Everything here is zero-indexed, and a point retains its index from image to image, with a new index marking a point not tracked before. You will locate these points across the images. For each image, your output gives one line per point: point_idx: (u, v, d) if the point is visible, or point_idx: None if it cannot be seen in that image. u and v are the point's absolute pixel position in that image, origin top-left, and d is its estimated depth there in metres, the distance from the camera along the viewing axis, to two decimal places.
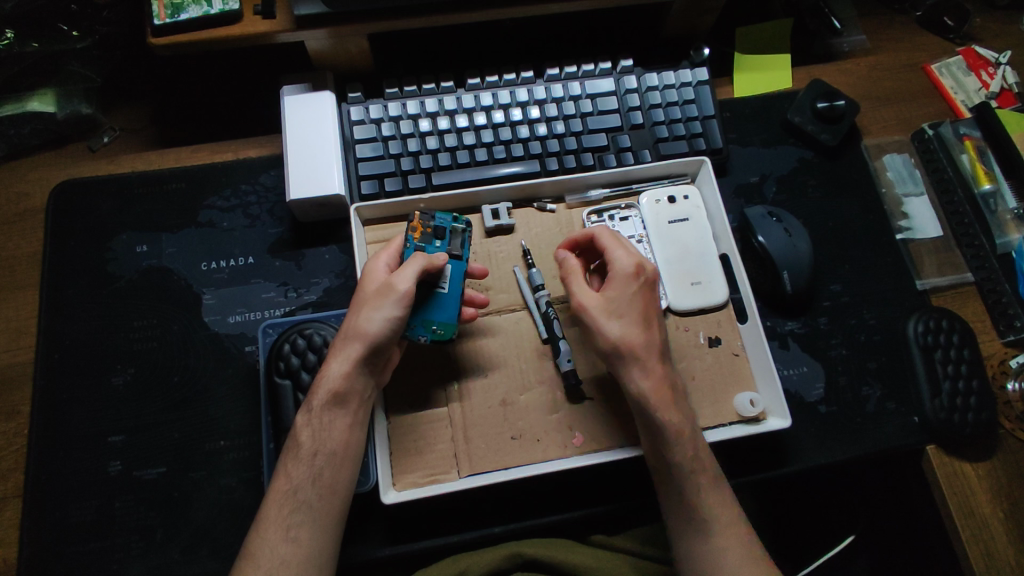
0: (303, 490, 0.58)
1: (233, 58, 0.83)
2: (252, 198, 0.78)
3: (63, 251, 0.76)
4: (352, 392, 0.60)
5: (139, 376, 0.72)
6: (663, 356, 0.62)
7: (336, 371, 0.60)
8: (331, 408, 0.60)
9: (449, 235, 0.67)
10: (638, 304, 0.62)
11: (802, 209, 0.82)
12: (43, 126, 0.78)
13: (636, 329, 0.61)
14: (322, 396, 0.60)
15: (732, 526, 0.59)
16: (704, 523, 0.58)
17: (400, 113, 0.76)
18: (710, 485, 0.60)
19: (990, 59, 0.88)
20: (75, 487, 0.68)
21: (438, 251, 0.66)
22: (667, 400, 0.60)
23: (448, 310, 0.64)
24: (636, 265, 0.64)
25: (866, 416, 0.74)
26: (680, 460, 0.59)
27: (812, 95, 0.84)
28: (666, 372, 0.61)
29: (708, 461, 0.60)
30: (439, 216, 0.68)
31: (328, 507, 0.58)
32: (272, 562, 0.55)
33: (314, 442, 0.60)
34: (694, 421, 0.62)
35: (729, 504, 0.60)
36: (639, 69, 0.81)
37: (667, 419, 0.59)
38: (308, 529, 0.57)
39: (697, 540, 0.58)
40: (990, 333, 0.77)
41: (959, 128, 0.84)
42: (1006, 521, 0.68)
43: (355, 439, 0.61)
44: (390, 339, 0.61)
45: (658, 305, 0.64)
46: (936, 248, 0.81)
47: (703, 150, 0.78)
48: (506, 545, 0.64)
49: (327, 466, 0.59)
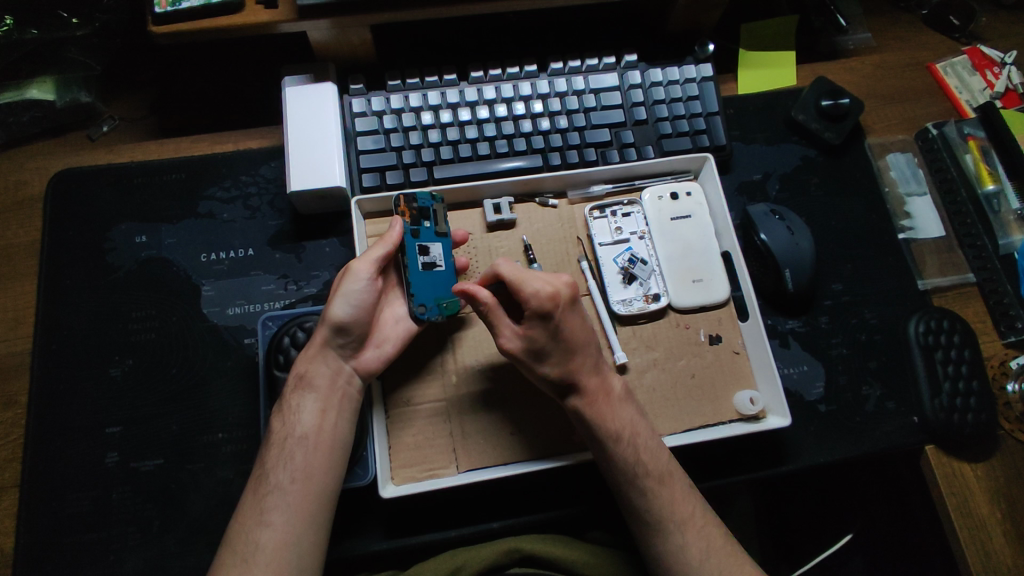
0: (276, 475, 0.58)
1: (235, 48, 0.83)
2: (252, 189, 0.77)
3: (61, 240, 0.75)
4: (319, 375, 0.62)
5: (137, 367, 0.71)
6: (596, 373, 0.62)
7: (306, 354, 0.64)
8: (298, 392, 0.62)
9: (434, 216, 0.69)
10: (566, 333, 0.61)
11: (804, 207, 0.82)
12: (43, 114, 0.77)
13: (563, 359, 0.61)
14: (293, 377, 0.63)
15: (684, 522, 0.59)
16: (659, 524, 0.59)
17: (403, 105, 0.75)
18: (656, 486, 0.59)
19: (996, 59, 0.88)
20: (72, 477, 0.68)
21: (428, 232, 0.68)
22: (604, 409, 0.61)
23: (449, 286, 0.68)
24: (552, 299, 0.59)
25: (866, 415, 0.74)
26: (625, 467, 0.59)
27: (817, 92, 0.83)
28: (600, 383, 0.62)
29: (651, 460, 0.60)
30: (420, 195, 0.68)
31: (303, 491, 0.58)
32: (247, 547, 0.55)
33: (286, 428, 0.61)
34: (635, 421, 0.61)
35: (683, 498, 0.60)
36: (643, 65, 0.81)
37: (605, 425, 0.60)
38: (280, 513, 0.57)
39: (656, 543, 0.59)
40: (991, 335, 0.77)
41: (963, 128, 0.84)
42: (1004, 523, 0.68)
43: (328, 424, 0.61)
44: (352, 319, 0.63)
45: (578, 320, 0.62)
46: (939, 248, 0.81)
47: (706, 147, 0.78)
48: (503, 541, 0.63)
49: (298, 450, 0.59)
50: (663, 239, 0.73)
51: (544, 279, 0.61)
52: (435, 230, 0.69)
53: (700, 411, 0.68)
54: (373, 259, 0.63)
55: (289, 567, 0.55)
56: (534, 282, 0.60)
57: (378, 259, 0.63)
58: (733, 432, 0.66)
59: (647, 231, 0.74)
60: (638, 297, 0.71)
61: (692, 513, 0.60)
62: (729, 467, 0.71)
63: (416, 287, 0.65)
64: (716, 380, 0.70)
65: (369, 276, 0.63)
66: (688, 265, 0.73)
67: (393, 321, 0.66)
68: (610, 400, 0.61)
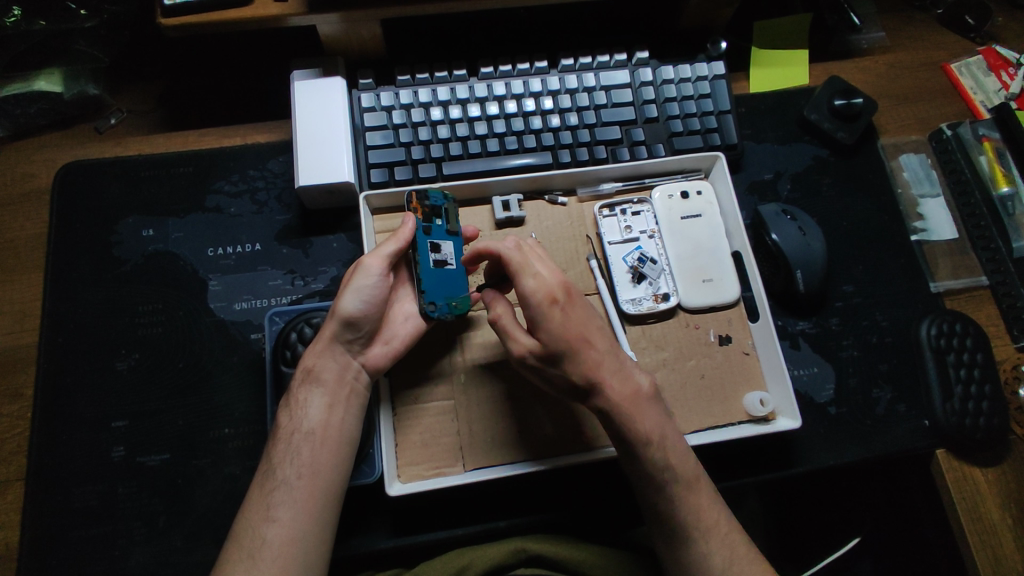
0: (283, 470, 0.58)
1: (243, 41, 0.82)
2: (259, 184, 0.77)
3: (68, 233, 0.75)
4: (327, 370, 0.62)
5: (143, 362, 0.71)
6: (617, 371, 0.59)
7: (315, 348, 0.63)
8: (306, 386, 0.62)
9: (446, 215, 0.68)
10: (569, 329, 0.58)
11: (815, 207, 0.81)
12: (50, 106, 0.77)
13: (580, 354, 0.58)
14: (301, 371, 0.63)
15: (709, 529, 0.59)
16: (685, 530, 0.58)
17: (412, 101, 0.75)
18: (683, 491, 0.59)
19: (1010, 59, 0.87)
20: (77, 472, 0.67)
21: (439, 230, 0.67)
22: (629, 407, 0.58)
23: (461, 286, 0.67)
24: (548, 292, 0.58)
25: (876, 418, 0.73)
26: (651, 469, 0.58)
27: (830, 91, 0.82)
28: (623, 383, 0.59)
29: (679, 465, 0.59)
30: (433, 193, 0.68)
31: (309, 487, 0.57)
32: (253, 542, 0.55)
33: (293, 422, 0.60)
34: (662, 422, 0.60)
35: (707, 504, 0.59)
36: (654, 62, 0.80)
37: (636, 421, 0.58)
38: (286, 509, 0.56)
39: (677, 551, 0.58)
40: (1003, 338, 0.76)
41: (978, 128, 0.82)
42: (1015, 528, 0.67)
43: (335, 420, 0.61)
44: (363, 315, 0.62)
45: (587, 318, 0.60)
46: (952, 250, 0.80)
47: (717, 146, 0.77)
48: (510, 540, 0.63)
49: (305, 445, 0.59)
50: (673, 238, 0.73)
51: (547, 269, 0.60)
52: (447, 228, 0.68)
53: (708, 412, 0.68)
54: (385, 254, 0.63)
55: (294, 563, 0.54)
56: (533, 273, 0.59)
57: (390, 255, 0.63)
58: (743, 434, 0.65)
59: (657, 230, 0.73)
60: (648, 296, 0.71)
61: (717, 519, 0.59)
62: (738, 469, 0.71)
63: (427, 283, 0.64)
64: (724, 381, 0.69)
65: (381, 271, 0.63)
66: (699, 264, 0.72)
67: (402, 317, 0.66)
68: (636, 400, 0.59)
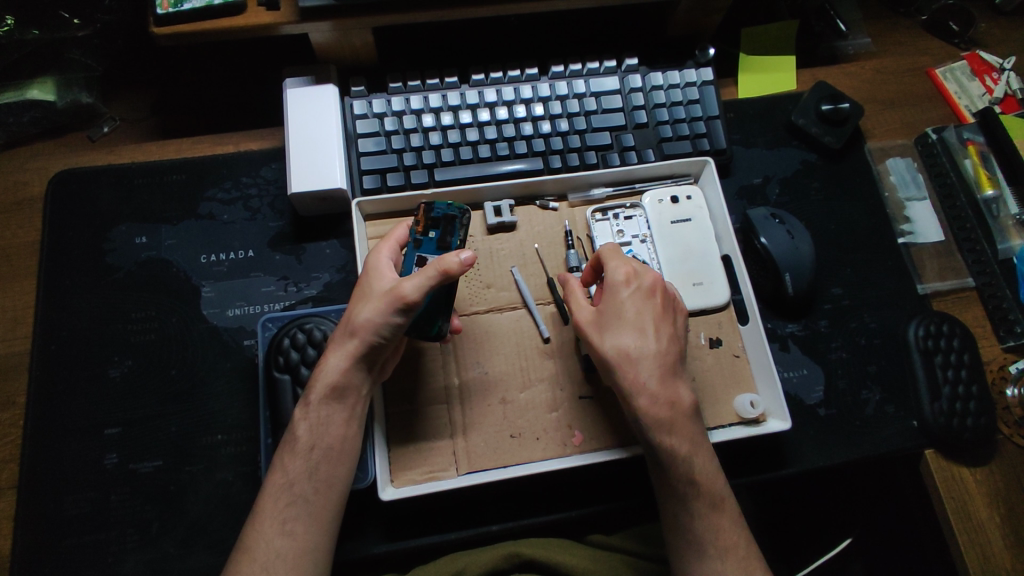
0: (299, 484, 0.58)
1: (236, 49, 0.83)
2: (253, 191, 0.77)
3: (61, 241, 0.75)
4: (350, 386, 0.60)
5: (136, 368, 0.71)
6: (657, 367, 0.59)
7: (334, 365, 0.59)
8: (329, 403, 0.59)
9: (444, 228, 0.65)
10: (632, 313, 0.60)
11: (803, 210, 0.82)
12: (43, 114, 0.77)
13: (626, 338, 0.59)
14: (321, 390, 0.59)
15: (728, 550, 0.57)
16: (699, 545, 0.57)
17: (403, 108, 0.75)
18: (706, 511, 0.58)
19: (995, 64, 0.88)
20: (71, 479, 0.67)
21: (432, 244, 0.65)
22: (665, 416, 0.58)
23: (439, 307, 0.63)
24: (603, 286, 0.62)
25: (866, 418, 0.74)
26: (678, 482, 0.58)
27: (817, 96, 0.84)
28: (665, 385, 0.58)
29: (708, 483, 0.59)
30: (440, 204, 0.66)
31: (324, 500, 0.58)
32: (267, 555, 0.55)
33: (312, 436, 0.59)
34: (695, 439, 0.59)
35: (729, 527, 0.58)
36: (644, 68, 0.81)
37: (668, 440, 0.58)
38: (303, 523, 0.57)
39: (694, 564, 0.57)
40: (990, 339, 0.77)
41: (963, 133, 0.84)
42: (1004, 528, 0.68)
43: (352, 435, 0.60)
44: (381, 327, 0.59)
45: (659, 310, 0.61)
46: (938, 252, 0.81)
47: (706, 151, 0.78)
48: (503, 546, 0.64)
49: (323, 461, 0.59)
50: (664, 243, 0.73)
51: (618, 264, 0.62)
52: (439, 244, 0.65)
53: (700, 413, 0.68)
54: (387, 257, 0.63)
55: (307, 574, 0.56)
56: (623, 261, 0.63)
57: (390, 257, 0.63)
58: (733, 436, 0.66)
59: (649, 234, 0.74)
60: None
61: (737, 543, 0.58)
62: (729, 471, 0.71)
63: None
64: (715, 384, 0.70)
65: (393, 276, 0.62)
66: (689, 268, 0.72)
67: None
68: (678, 411, 0.58)
